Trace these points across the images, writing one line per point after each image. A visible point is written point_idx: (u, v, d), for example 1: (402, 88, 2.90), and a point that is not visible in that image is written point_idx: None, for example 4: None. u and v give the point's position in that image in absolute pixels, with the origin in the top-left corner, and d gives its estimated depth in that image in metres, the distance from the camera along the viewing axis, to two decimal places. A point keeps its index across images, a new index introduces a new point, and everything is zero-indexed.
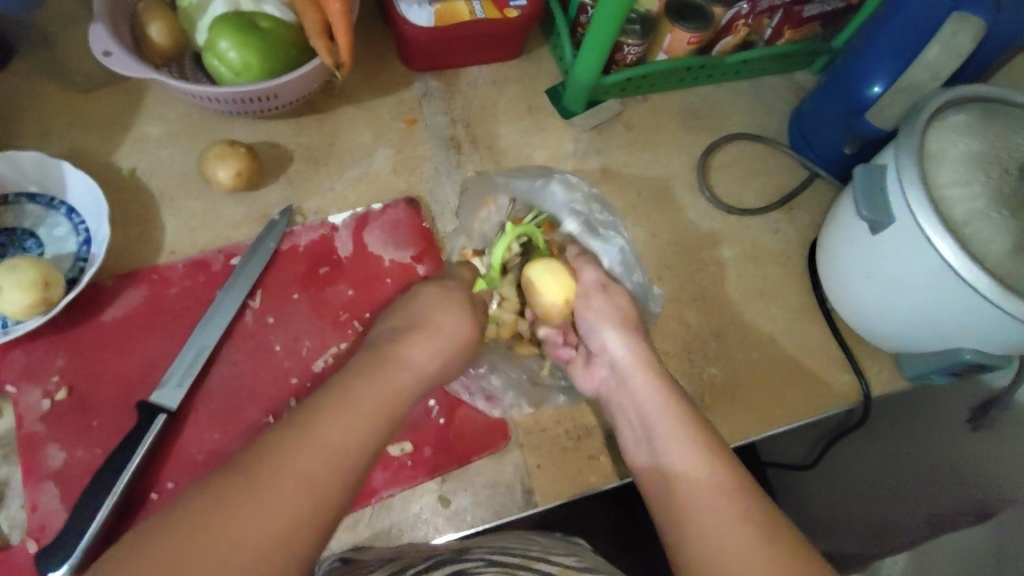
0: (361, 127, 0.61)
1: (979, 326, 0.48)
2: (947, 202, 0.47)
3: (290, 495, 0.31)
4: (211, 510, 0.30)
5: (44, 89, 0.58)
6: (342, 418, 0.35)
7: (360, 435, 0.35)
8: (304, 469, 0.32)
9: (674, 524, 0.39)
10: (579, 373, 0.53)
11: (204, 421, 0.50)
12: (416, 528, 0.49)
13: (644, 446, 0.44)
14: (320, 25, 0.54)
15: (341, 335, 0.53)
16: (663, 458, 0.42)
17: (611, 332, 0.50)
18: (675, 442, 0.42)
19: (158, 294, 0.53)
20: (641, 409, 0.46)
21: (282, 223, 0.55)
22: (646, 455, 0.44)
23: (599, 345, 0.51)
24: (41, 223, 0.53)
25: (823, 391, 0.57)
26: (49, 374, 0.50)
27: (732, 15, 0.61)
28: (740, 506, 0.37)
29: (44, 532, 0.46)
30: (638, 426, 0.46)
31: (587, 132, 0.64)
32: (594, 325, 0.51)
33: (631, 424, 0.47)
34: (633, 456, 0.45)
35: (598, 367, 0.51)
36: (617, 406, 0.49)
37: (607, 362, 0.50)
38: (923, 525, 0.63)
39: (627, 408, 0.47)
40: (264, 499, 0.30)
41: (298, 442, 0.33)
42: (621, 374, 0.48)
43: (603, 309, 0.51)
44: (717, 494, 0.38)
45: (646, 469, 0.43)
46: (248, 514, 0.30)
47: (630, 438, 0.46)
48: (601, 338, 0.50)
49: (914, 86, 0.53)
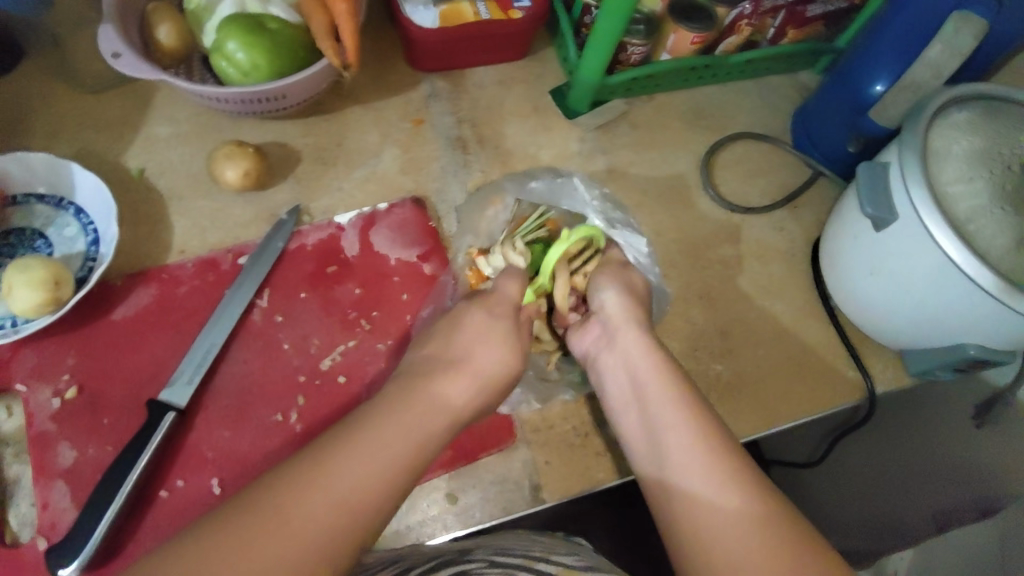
0: (368, 128, 0.61)
1: (983, 322, 0.48)
2: (950, 198, 0.48)
3: (336, 503, 0.31)
4: (250, 521, 0.30)
5: (53, 90, 0.58)
6: (380, 425, 0.36)
7: (390, 445, 0.35)
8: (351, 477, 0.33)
9: (673, 514, 0.39)
10: (575, 336, 0.54)
11: (213, 419, 0.50)
12: (426, 526, 0.49)
13: (635, 408, 0.45)
14: (327, 26, 0.54)
15: (349, 334, 0.53)
16: (659, 439, 0.42)
17: (611, 291, 0.51)
18: (668, 403, 0.43)
19: (167, 293, 0.53)
20: (631, 365, 0.47)
21: (290, 223, 0.55)
22: (641, 429, 0.44)
23: (598, 305, 0.52)
24: (50, 223, 0.53)
25: (829, 387, 0.57)
26: (60, 373, 0.50)
27: (736, 14, 0.61)
28: (747, 495, 0.37)
29: (55, 529, 0.46)
30: (627, 387, 0.46)
31: (593, 131, 0.65)
32: (596, 286, 0.52)
33: (618, 379, 0.47)
34: (619, 419, 0.46)
35: (591, 326, 0.52)
36: (604, 364, 0.49)
37: (602, 320, 0.51)
38: (931, 523, 0.66)
39: (616, 376, 0.48)
40: (298, 509, 0.31)
41: (340, 451, 0.33)
42: (613, 331, 0.50)
43: (608, 274, 0.53)
44: (720, 484, 0.38)
45: (638, 443, 0.44)
46: (281, 525, 0.30)
47: (616, 396, 0.47)
48: (601, 298, 0.52)
49: (917, 84, 0.52)
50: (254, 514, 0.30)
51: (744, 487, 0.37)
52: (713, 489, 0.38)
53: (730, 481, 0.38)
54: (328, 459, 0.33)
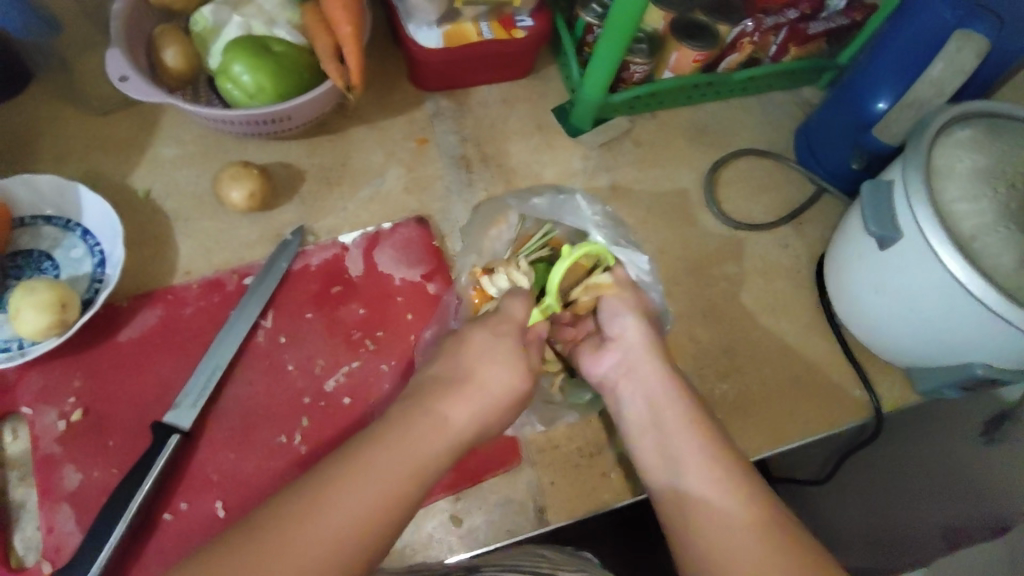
0: (372, 148, 0.62)
1: (990, 341, 0.48)
2: (956, 217, 0.48)
3: (351, 520, 0.33)
4: (272, 532, 0.32)
5: (62, 113, 0.59)
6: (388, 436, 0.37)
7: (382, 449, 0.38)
8: (362, 499, 0.33)
9: (704, 546, 0.39)
10: (587, 360, 0.53)
11: (218, 440, 0.50)
12: (431, 547, 0.49)
13: (652, 435, 0.46)
14: (332, 49, 0.55)
15: (353, 354, 0.53)
16: (680, 474, 0.42)
17: (629, 316, 0.51)
18: (687, 443, 0.43)
19: (173, 314, 0.53)
20: (651, 395, 0.47)
21: (294, 243, 0.56)
22: (651, 446, 0.45)
23: (618, 331, 0.51)
24: (57, 245, 0.53)
25: (839, 404, 0.57)
26: (66, 395, 0.50)
27: (738, 32, 0.61)
28: (729, 503, 0.39)
29: (60, 552, 0.46)
30: (637, 434, 0.47)
31: (596, 150, 0.65)
32: (614, 311, 0.52)
33: (638, 408, 0.47)
34: (636, 450, 0.46)
35: (609, 352, 0.51)
36: (623, 396, 0.49)
37: (621, 347, 0.50)
38: (937, 538, 0.68)
39: (633, 399, 0.48)
40: (320, 518, 0.32)
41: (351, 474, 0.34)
42: (632, 362, 0.49)
43: (626, 299, 0.52)
44: (722, 494, 0.40)
45: (650, 464, 0.44)
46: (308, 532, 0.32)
47: (631, 428, 0.47)
48: (620, 324, 0.51)
49: (919, 101, 0.53)
50: (271, 531, 0.32)
51: (747, 502, 0.39)
52: (732, 530, 0.38)
53: (721, 480, 0.40)
54: (337, 481, 0.34)
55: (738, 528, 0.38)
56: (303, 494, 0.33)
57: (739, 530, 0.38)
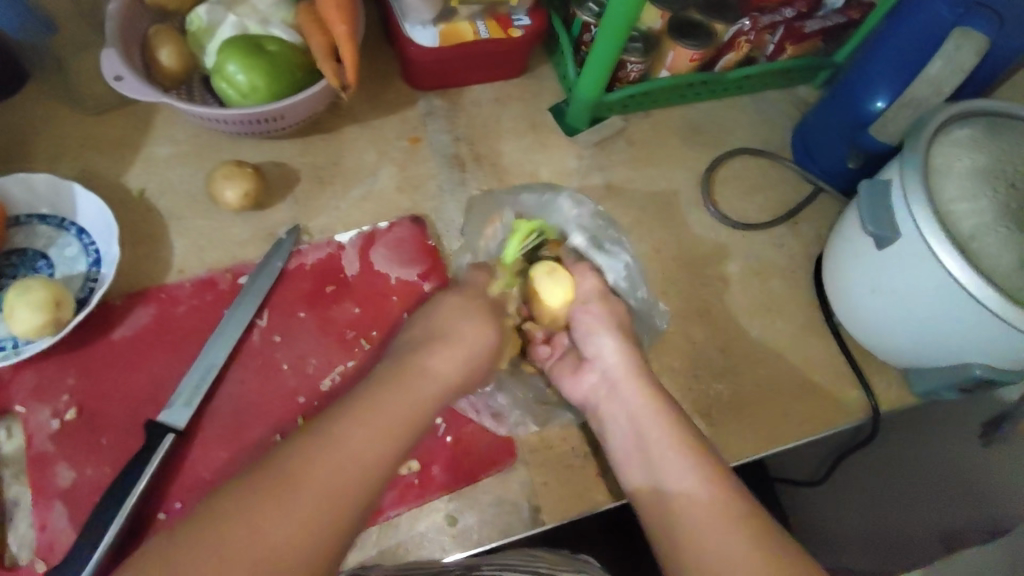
0: (366, 147, 0.62)
1: (987, 342, 0.48)
2: (954, 217, 0.47)
3: (313, 505, 0.34)
4: (245, 508, 0.33)
5: (56, 112, 0.59)
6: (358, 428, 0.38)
7: (378, 449, 0.38)
8: (323, 485, 0.35)
9: (694, 553, 0.39)
10: (566, 379, 0.54)
11: (211, 439, 0.50)
12: (424, 547, 0.48)
13: (636, 453, 0.46)
14: (326, 47, 0.55)
15: (347, 354, 0.53)
16: (671, 481, 0.42)
17: (607, 337, 0.53)
18: (674, 451, 0.43)
19: (167, 312, 0.53)
20: (634, 415, 0.47)
21: (289, 242, 0.56)
22: (640, 458, 0.45)
23: (595, 351, 0.53)
24: (52, 243, 0.53)
25: (836, 405, 0.56)
26: (60, 394, 0.50)
27: (735, 30, 0.61)
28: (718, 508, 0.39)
29: (53, 551, 0.46)
30: (629, 435, 0.47)
31: (591, 149, 0.65)
32: (590, 330, 0.54)
33: (622, 431, 0.48)
34: (624, 473, 0.46)
35: (587, 372, 0.53)
36: (605, 415, 0.50)
37: (600, 368, 0.52)
38: (934, 542, 0.65)
39: (617, 420, 0.48)
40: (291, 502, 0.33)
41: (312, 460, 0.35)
42: (613, 382, 0.50)
43: (599, 316, 0.54)
44: (716, 495, 0.40)
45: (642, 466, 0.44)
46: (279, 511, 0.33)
47: (619, 445, 0.47)
48: (597, 344, 0.53)
49: (917, 100, 0.53)
50: (246, 506, 0.32)
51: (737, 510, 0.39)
52: (722, 536, 0.38)
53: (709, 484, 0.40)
54: (307, 467, 0.35)
55: (727, 534, 0.38)
56: (272, 481, 0.34)
57: (729, 537, 0.38)
